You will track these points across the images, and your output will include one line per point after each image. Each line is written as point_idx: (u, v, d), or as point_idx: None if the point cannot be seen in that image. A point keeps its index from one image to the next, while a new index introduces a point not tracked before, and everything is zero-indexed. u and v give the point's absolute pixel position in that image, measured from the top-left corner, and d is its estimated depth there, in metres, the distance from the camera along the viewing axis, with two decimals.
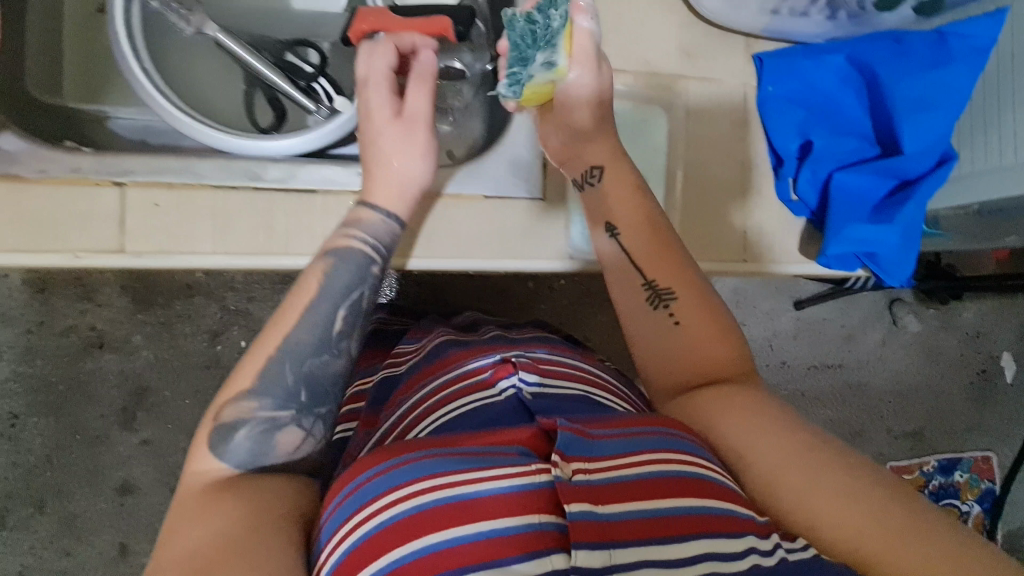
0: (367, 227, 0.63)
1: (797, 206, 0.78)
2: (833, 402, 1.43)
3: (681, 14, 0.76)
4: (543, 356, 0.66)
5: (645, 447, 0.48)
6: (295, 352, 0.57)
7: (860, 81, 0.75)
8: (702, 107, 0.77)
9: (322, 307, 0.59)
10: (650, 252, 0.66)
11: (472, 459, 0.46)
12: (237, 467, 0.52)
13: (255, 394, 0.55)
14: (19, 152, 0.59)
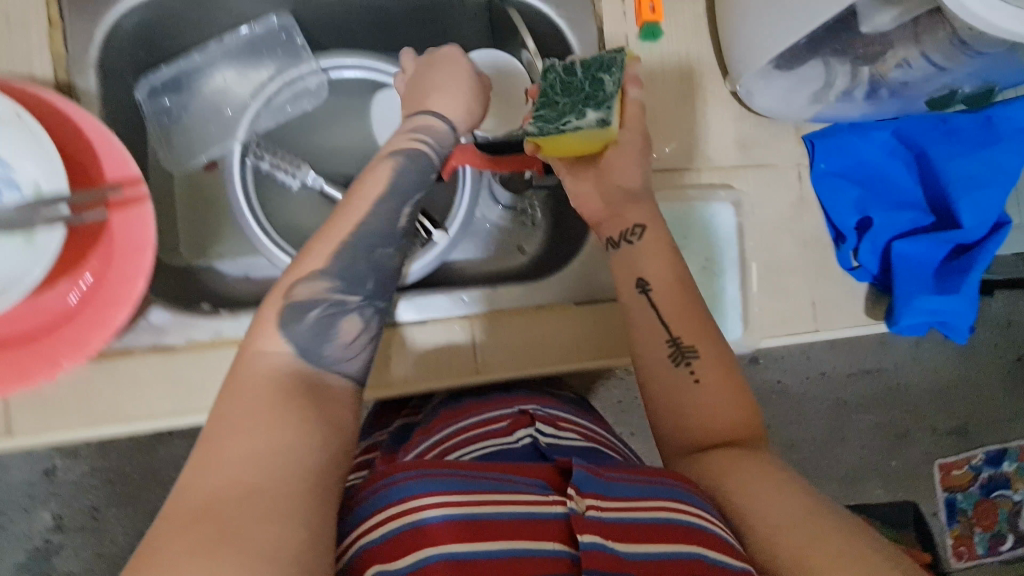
0: (427, 127, 0.63)
1: (859, 272, 0.82)
2: (877, 406, 1.35)
3: (735, 110, 0.81)
4: (556, 413, 0.67)
5: (654, 495, 0.50)
6: (368, 238, 0.55)
7: (909, 156, 0.81)
8: (763, 193, 0.81)
9: (389, 204, 0.57)
10: (679, 309, 0.65)
11: (498, 483, 0.49)
12: (297, 349, 0.49)
13: (326, 276, 0.53)
14: (166, 325, 0.65)
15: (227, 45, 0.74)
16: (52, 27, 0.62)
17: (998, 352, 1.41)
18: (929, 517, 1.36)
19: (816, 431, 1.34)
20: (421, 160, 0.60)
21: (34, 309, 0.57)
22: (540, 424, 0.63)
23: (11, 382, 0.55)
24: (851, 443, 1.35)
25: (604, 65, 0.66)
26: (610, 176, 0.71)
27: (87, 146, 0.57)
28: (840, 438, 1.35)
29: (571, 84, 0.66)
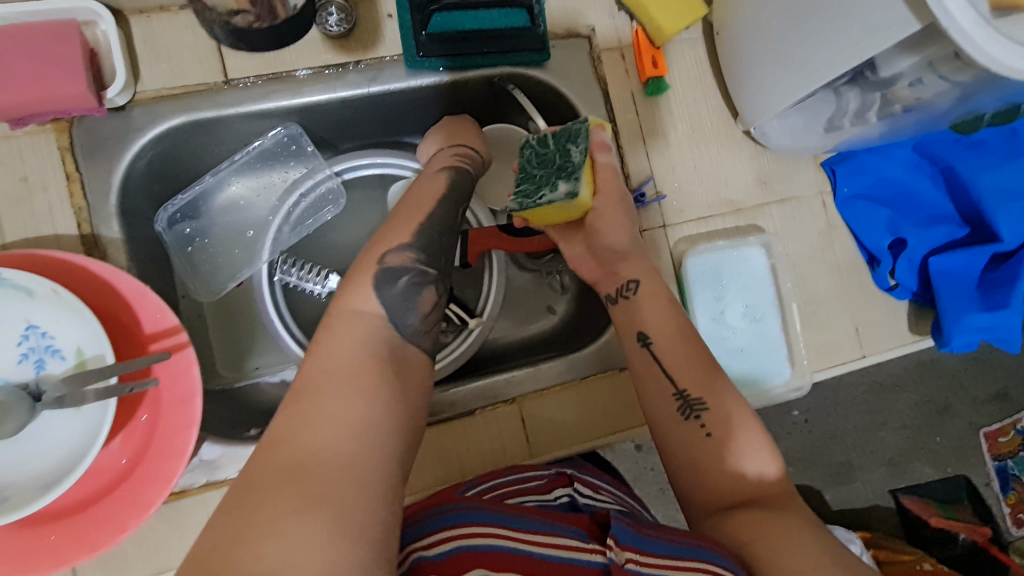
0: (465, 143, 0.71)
1: (898, 291, 0.81)
2: (912, 384, 1.31)
3: (750, 149, 0.80)
4: (587, 476, 0.65)
5: (692, 555, 0.47)
6: (438, 223, 0.61)
7: (933, 170, 0.80)
8: (791, 226, 0.80)
9: (447, 204, 0.64)
10: (680, 362, 0.62)
11: (543, 526, 0.48)
12: (385, 308, 0.54)
13: (413, 248, 0.58)
14: (218, 459, 0.64)
15: (239, 161, 0.74)
16: (70, 181, 0.62)
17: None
18: (983, 488, 1.33)
19: (855, 418, 1.29)
20: (465, 175, 0.68)
21: (93, 473, 0.56)
22: (578, 485, 0.61)
23: (82, 552, 0.54)
24: (892, 424, 1.31)
25: (575, 134, 0.64)
26: (598, 238, 0.68)
27: (125, 303, 0.57)
28: (880, 422, 1.30)
29: (546, 156, 0.65)
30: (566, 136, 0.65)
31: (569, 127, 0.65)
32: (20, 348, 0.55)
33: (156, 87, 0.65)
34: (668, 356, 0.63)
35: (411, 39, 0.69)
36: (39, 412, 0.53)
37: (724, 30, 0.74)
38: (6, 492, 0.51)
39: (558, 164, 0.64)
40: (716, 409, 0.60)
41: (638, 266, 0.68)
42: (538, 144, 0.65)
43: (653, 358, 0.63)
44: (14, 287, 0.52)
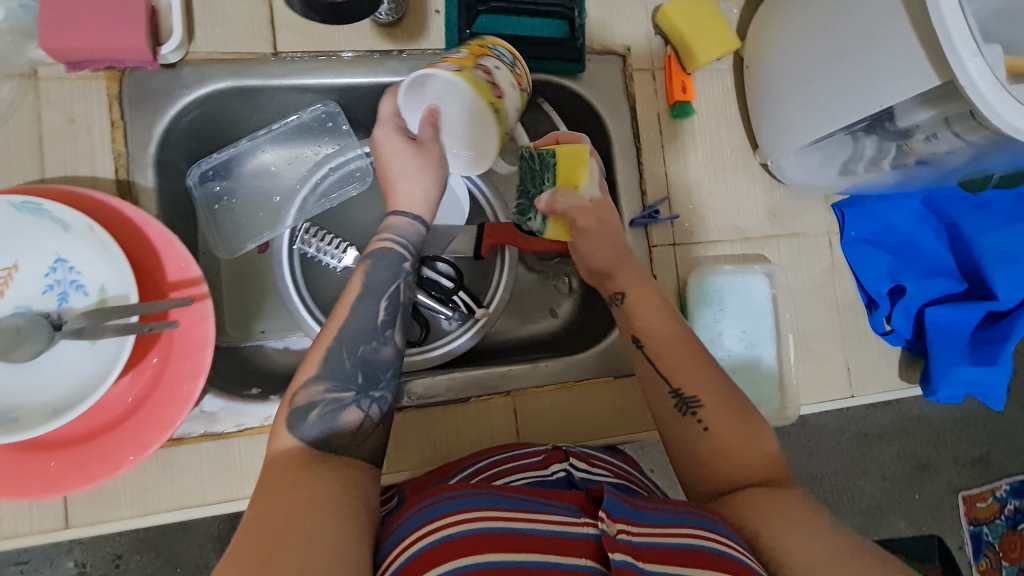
0: (398, 229, 0.64)
1: (892, 336, 0.83)
2: (895, 438, 1.33)
3: (765, 181, 0.83)
4: (587, 451, 0.67)
5: (681, 523, 0.51)
6: (350, 337, 0.58)
7: (939, 224, 0.82)
8: (796, 261, 0.83)
9: (368, 302, 0.60)
10: (676, 363, 0.63)
11: (480, 499, 0.50)
12: (311, 447, 0.53)
13: (321, 378, 0.56)
14: (218, 412, 0.66)
15: (276, 131, 0.76)
16: (115, 127, 0.65)
17: (1014, 383, 1.40)
18: (954, 550, 1.35)
19: (835, 462, 1.31)
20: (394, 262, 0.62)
21: (98, 409, 0.58)
22: (574, 459, 0.62)
23: (76, 483, 0.55)
24: (873, 475, 1.32)
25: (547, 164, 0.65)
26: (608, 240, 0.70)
27: (152, 249, 0.59)
28: (861, 472, 1.32)
29: (531, 174, 0.66)
30: (543, 163, 0.66)
31: (542, 153, 0.65)
32: (46, 280, 0.57)
33: (207, 50, 0.68)
34: (663, 357, 0.64)
35: (456, 35, 0.72)
36: (56, 340, 0.55)
37: (753, 65, 0.76)
38: (16, 413, 0.53)
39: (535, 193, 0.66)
40: (721, 404, 0.61)
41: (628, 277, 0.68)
42: (530, 163, 0.66)
43: (647, 360, 0.65)
44: (51, 218, 0.54)
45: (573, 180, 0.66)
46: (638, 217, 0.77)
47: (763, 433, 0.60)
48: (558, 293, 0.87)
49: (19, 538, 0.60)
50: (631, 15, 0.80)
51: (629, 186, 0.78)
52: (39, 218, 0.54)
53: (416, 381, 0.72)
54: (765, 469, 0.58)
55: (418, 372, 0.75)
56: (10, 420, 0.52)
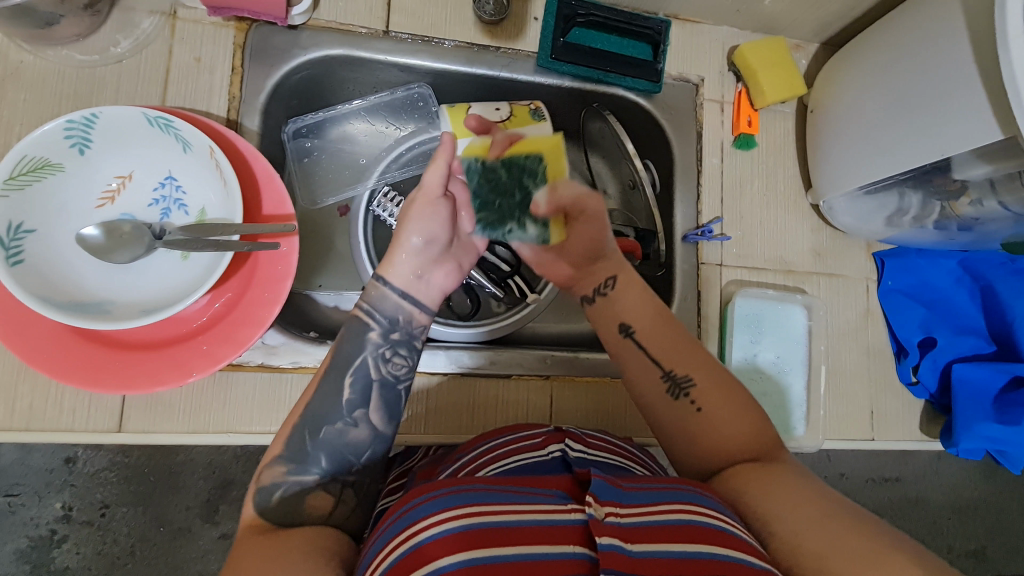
0: (376, 299, 0.62)
1: (917, 387, 0.86)
2: (892, 517, 1.32)
3: (813, 221, 0.87)
4: (589, 432, 0.63)
5: (670, 501, 0.48)
6: (312, 419, 0.57)
7: (975, 285, 0.85)
8: (833, 300, 0.86)
9: (332, 377, 0.59)
10: (667, 347, 0.64)
11: (445, 499, 0.46)
12: (276, 523, 0.52)
13: (285, 459, 0.55)
14: (278, 346, 0.69)
15: (369, 102, 0.81)
16: (234, 72, 0.71)
17: (1016, 482, 1.39)
18: None
19: None
20: (360, 341, 0.60)
21: (176, 320, 0.61)
22: (572, 440, 0.58)
23: (147, 383, 0.58)
24: None
25: (534, 168, 0.73)
26: None
27: (253, 180, 0.63)
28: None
29: (500, 184, 0.72)
30: (513, 169, 0.73)
31: (521, 160, 0.73)
32: (154, 194, 0.62)
33: (328, 19, 0.74)
34: (653, 342, 0.65)
35: (551, 40, 0.78)
36: (154, 247, 0.60)
37: (818, 109, 0.82)
38: (110, 307, 0.57)
39: (513, 196, 0.72)
40: (735, 404, 0.61)
41: (615, 261, 0.70)
42: (488, 174, 0.72)
43: (636, 345, 0.65)
44: (176, 137, 0.60)
45: (563, 172, 0.73)
46: (691, 232, 0.81)
47: (756, 414, 0.61)
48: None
49: (73, 433, 0.63)
50: (710, 50, 0.86)
51: (685, 204, 0.83)
52: (165, 134, 0.60)
53: (463, 350, 0.76)
54: (763, 441, 0.59)
55: (466, 343, 0.79)
56: (104, 311, 0.56)
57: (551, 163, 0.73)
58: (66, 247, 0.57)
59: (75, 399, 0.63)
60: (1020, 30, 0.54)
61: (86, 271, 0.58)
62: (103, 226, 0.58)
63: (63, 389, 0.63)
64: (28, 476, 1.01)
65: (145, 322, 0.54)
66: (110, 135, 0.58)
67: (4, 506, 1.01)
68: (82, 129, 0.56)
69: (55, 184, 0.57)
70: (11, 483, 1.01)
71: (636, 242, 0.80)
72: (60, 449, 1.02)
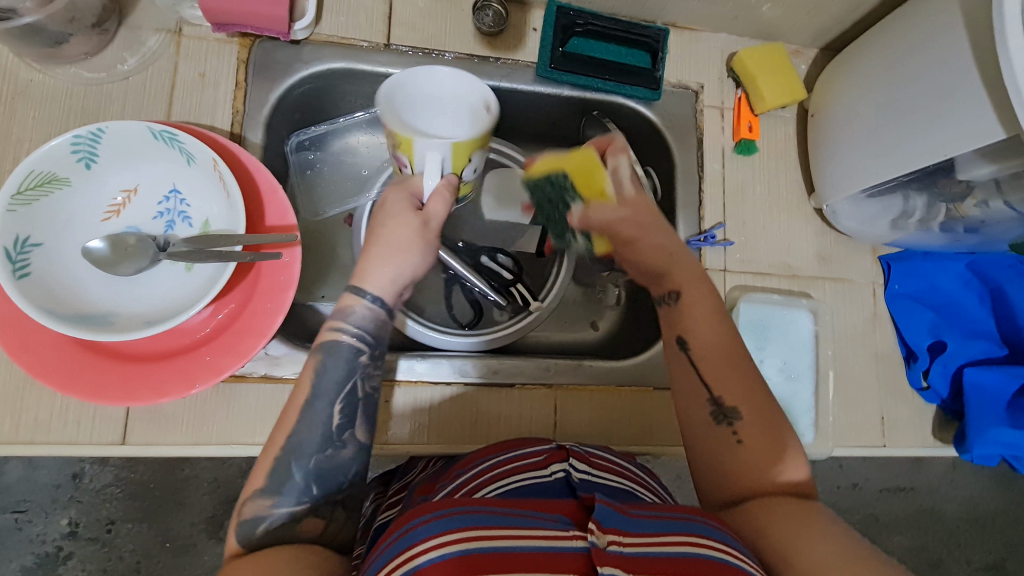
0: (352, 316, 0.59)
1: (928, 393, 0.84)
2: (907, 527, 1.30)
3: (817, 225, 0.87)
4: (594, 450, 0.62)
5: (676, 529, 0.47)
6: (300, 448, 0.55)
7: (984, 288, 0.84)
8: (839, 306, 0.85)
9: (320, 405, 0.56)
10: (720, 369, 0.62)
11: (445, 520, 0.45)
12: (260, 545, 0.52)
13: (269, 492, 0.53)
14: (281, 357, 0.69)
15: (372, 114, 0.83)
16: (238, 87, 0.72)
17: None
18: None
19: None
20: (341, 363, 0.58)
21: (179, 332, 0.61)
22: (575, 459, 0.57)
23: (150, 395, 0.58)
24: None
25: (568, 191, 0.70)
26: None
27: (257, 193, 0.64)
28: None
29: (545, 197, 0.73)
30: (556, 187, 0.71)
31: (550, 179, 0.71)
32: (158, 207, 0.63)
33: (329, 33, 0.75)
34: (705, 364, 0.63)
35: (549, 50, 0.79)
36: (158, 259, 0.61)
37: (819, 113, 0.82)
38: (114, 319, 0.58)
39: (555, 204, 0.73)
40: (766, 440, 0.59)
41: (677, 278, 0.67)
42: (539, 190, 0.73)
43: (689, 363, 0.64)
44: (180, 150, 0.60)
45: (601, 178, 0.69)
46: (693, 238, 0.81)
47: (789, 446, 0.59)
48: (610, 285, 0.89)
49: (77, 446, 0.63)
50: (708, 57, 0.86)
51: (687, 210, 0.83)
52: (169, 148, 0.60)
53: (467, 359, 0.75)
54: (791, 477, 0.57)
55: (467, 352, 0.78)
56: (108, 323, 0.56)
57: (581, 173, 0.69)
58: (72, 261, 0.58)
59: (79, 412, 0.63)
60: (1019, 28, 0.54)
61: (91, 283, 0.58)
62: (108, 239, 0.59)
63: (68, 401, 0.63)
64: (35, 493, 1.01)
65: (145, 334, 0.54)
66: (116, 149, 0.59)
67: (11, 523, 1.01)
68: (88, 144, 0.57)
69: (61, 198, 0.57)
70: (18, 499, 1.01)
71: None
72: (66, 465, 1.02)
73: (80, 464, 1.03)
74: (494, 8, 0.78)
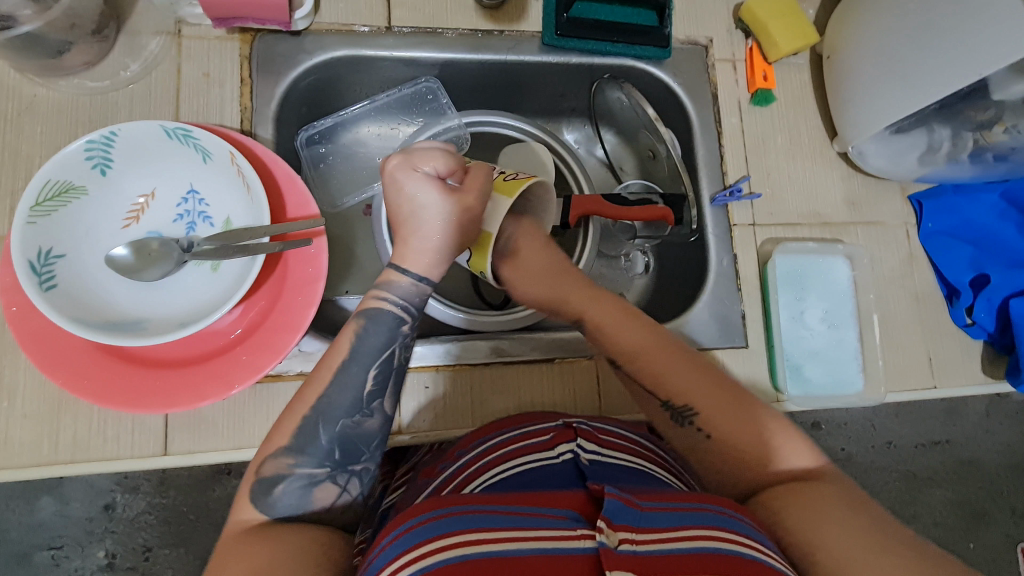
0: (392, 287, 0.58)
1: (974, 329, 0.82)
2: (948, 481, 1.27)
3: (842, 170, 0.85)
4: (603, 426, 0.61)
5: (694, 523, 0.44)
6: (329, 411, 0.54)
7: (1019, 216, 0.83)
8: (873, 250, 0.83)
9: (355, 369, 0.55)
10: (661, 371, 0.60)
11: (443, 522, 0.43)
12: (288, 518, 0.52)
13: (293, 451, 0.53)
14: (315, 352, 0.67)
15: (378, 102, 0.82)
16: (243, 83, 0.70)
17: None
18: None
19: (887, 504, 1.25)
20: (376, 332, 0.56)
21: (210, 335, 0.60)
22: (584, 440, 0.56)
23: (190, 399, 0.57)
24: (925, 518, 1.26)
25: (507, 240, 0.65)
26: None
27: (276, 185, 0.62)
28: (910, 515, 1.26)
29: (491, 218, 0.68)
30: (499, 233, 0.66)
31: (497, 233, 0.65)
32: (178, 209, 0.62)
33: (330, 21, 0.74)
34: (645, 369, 0.60)
35: (554, 18, 0.77)
36: (184, 261, 0.59)
37: (834, 54, 0.80)
38: (146, 324, 0.56)
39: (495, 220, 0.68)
40: (735, 428, 0.56)
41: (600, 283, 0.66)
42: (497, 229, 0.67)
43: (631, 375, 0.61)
44: (196, 148, 0.59)
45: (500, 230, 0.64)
46: (719, 194, 0.79)
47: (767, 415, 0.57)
48: (637, 253, 0.87)
49: (120, 460, 0.61)
50: (715, 10, 0.84)
51: (709, 167, 0.81)
52: (184, 146, 0.59)
53: (503, 338, 0.73)
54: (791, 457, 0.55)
55: (503, 331, 0.76)
56: (141, 329, 0.55)
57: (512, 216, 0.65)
58: (97, 271, 0.57)
59: (118, 425, 0.62)
60: None
61: (119, 292, 0.57)
62: (132, 245, 0.58)
63: (105, 416, 0.61)
64: (69, 527, 1.00)
65: (176, 337, 0.52)
66: (130, 152, 0.57)
67: (48, 560, 0.99)
68: (103, 149, 0.55)
69: (81, 207, 0.56)
70: (52, 535, 1.00)
71: (667, 207, 0.76)
72: (98, 496, 1.01)
73: (112, 494, 1.02)
74: None
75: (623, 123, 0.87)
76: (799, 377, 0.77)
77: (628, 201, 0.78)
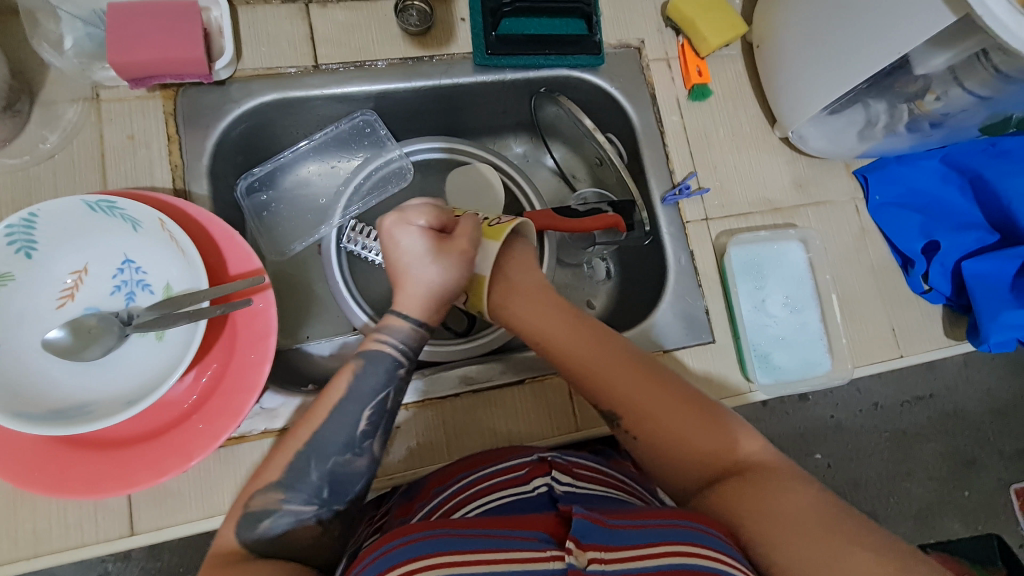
0: (391, 330, 0.59)
1: (932, 295, 0.84)
2: (935, 434, 1.29)
3: (786, 154, 0.86)
4: (579, 459, 0.60)
5: (666, 538, 0.44)
6: (317, 449, 0.54)
7: (962, 179, 0.84)
8: (826, 228, 0.84)
9: (349, 408, 0.55)
10: (593, 373, 0.59)
11: (414, 546, 0.43)
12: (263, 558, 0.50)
13: (284, 486, 0.53)
14: (278, 408, 0.65)
15: (317, 141, 0.80)
16: (171, 141, 0.68)
17: None
18: (1017, 549, 1.27)
19: (879, 466, 1.27)
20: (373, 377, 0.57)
21: (163, 407, 0.58)
22: (559, 472, 0.55)
23: (148, 477, 0.55)
24: (918, 475, 1.28)
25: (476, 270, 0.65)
26: None
27: (213, 244, 0.61)
28: (903, 473, 1.28)
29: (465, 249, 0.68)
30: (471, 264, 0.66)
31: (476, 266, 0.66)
32: (114, 281, 0.60)
33: (254, 66, 0.72)
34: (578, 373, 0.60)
35: (483, 38, 0.77)
36: (126, 336, 0.58)
37: (763, 43, 0.81)
38: (91, 408, 0.54)
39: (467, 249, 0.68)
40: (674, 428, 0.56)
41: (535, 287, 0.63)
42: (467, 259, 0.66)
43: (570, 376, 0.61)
44: (123, 218, 0.57)
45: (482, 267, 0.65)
46: (669, 193, 0.80)
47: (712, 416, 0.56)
48: (598, 260, 0.87)
49: (86, 548, 0.59)
50: (643, 11, 0.85)
51: (657, 167, 0.81)
52: (110, 218, 0.57)
53: (469, 366, 0.73)
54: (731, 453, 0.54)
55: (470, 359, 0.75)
56: (87, 414, 0.53)
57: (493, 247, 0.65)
58: (37, 358, 0.54)
59: (79, 512, 0.59)
60: None
61: (62, 377, 0.55)
62: (67, 326, 0.56)
63: (64, 504, 0.59)
64: None
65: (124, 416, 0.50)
66: (54, 232, 0.55)
67: None
68: (25, 232, 0.52)
69: (8, 295, 0.54)
70: None
71: (617, 215, 0.76)
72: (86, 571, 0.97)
73: (102, 565, 0.98)
74: (416, 6, 0.76)
75: (566, 133, 0.87)
76: (768, 364, 0.77)
77: (579, 213, 0.78)
